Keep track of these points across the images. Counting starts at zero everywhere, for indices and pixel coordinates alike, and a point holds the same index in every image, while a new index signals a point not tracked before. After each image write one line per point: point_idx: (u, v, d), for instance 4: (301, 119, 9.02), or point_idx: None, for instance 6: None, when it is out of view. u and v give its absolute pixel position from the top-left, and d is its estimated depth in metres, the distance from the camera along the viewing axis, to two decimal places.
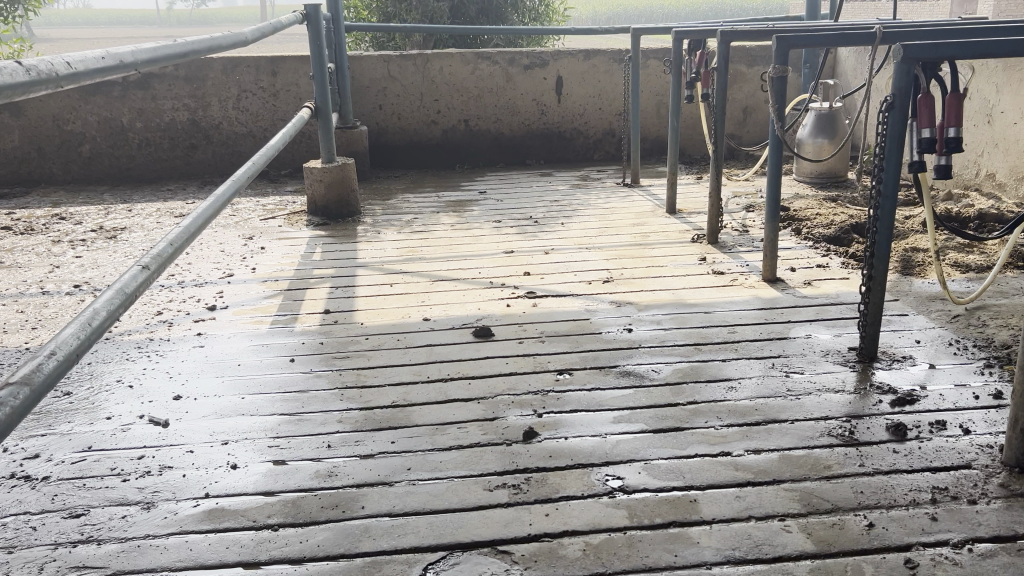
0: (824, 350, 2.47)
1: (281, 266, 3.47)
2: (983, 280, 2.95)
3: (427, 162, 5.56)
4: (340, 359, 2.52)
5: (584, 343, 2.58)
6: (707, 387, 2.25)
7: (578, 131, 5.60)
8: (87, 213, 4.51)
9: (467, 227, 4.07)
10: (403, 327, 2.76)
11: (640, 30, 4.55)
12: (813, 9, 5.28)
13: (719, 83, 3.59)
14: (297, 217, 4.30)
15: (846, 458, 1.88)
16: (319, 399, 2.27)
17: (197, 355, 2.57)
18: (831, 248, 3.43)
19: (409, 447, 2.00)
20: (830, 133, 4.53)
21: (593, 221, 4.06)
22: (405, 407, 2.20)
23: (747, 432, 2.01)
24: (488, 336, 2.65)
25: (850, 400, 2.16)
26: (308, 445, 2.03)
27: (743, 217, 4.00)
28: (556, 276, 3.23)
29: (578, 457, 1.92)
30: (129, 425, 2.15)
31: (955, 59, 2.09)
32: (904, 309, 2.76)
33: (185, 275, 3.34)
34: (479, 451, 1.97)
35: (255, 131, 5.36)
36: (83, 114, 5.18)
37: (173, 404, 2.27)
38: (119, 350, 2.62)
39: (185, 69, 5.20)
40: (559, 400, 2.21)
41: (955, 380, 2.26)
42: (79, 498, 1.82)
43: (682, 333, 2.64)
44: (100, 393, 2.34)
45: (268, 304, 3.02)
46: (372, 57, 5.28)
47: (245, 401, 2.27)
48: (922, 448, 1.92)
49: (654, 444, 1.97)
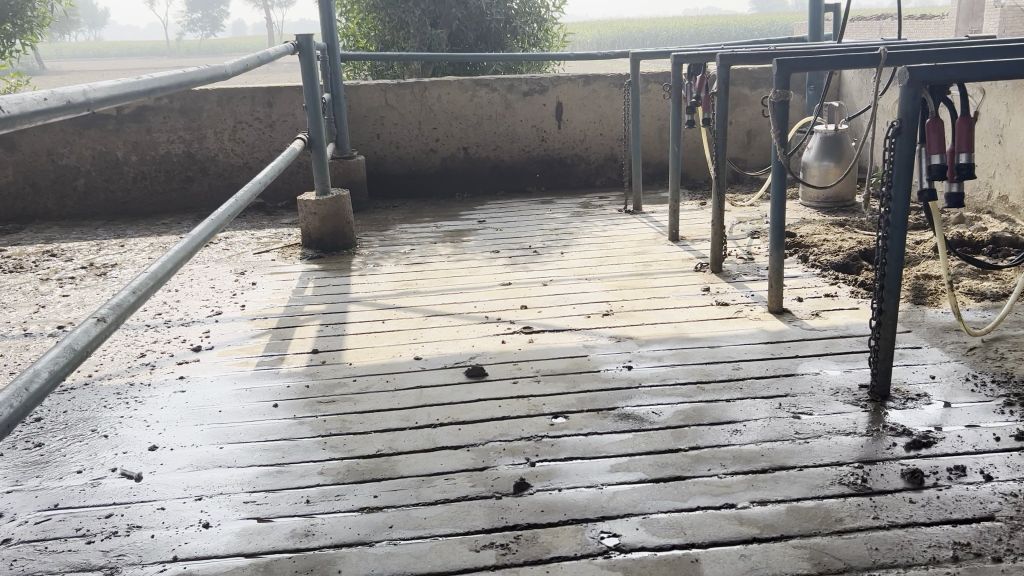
0: (834, 388, 2.35)
1: (271, 302, 3.37)
2: (1000, 308, 2.83)
3: (426, 190, 5.48)
4: (325, 404, 2.40)
5: (582, 382, 2.46)
6: (710, 430, 2.13)
7: (579, 157, 5.50)
8: (78, 249, 4.43)
9: (464, 258, 3.96)
10: (394, 367, 2.65)
11: (639, 55, 4.46)
12: (816, 31, 5.19)
13: (720, 108, 3.49)
14: (291, 250, 4.21)
15: (859, 510, 1.75)
16: (300, 449, 2.15)
17: (177, 401, 2.47)
18: (840, 276, 3.31)
19: (392, 502, 1.88)
20: (837, 156, 4.43)
21: (594, 251, 3.95)
22: (390, 457, 2.08)
23: (753, 481, 1.88)
24: (481, 375, 2.53)
25: (861, 444, 2.03)
26: (286, 501, 1.91)
27: (748, 244, 3.88)
28: (554, 310, 3.12)
29: (572, 511, 1.80)
30: (100, 480, 2.04)
31: (965, 81, 1.99)
32: (916, 341, 2.63)
33: (172, 314, 3.25)
34: (467, 505, 1.85)
35: (252, 163, 5.29)
36: (77, 148, 5.12)
37: (148, 455, 2.16)
38: (97, 396, 2.52)
39: (180, 101, 5.14)
40: (553, 447, 2.09)
41: (974, 420, 2.12)
42: (38, 563, 1.71)
43: (684, 370, 2.51)
44: (73, 444, 2.23)
45: (255, 344, 2.91)
46: (370, 86, 5.21)
47: (223, 452, 2.16)
48: (941, 497, 1.79)
49: (653, 495, 1.84)
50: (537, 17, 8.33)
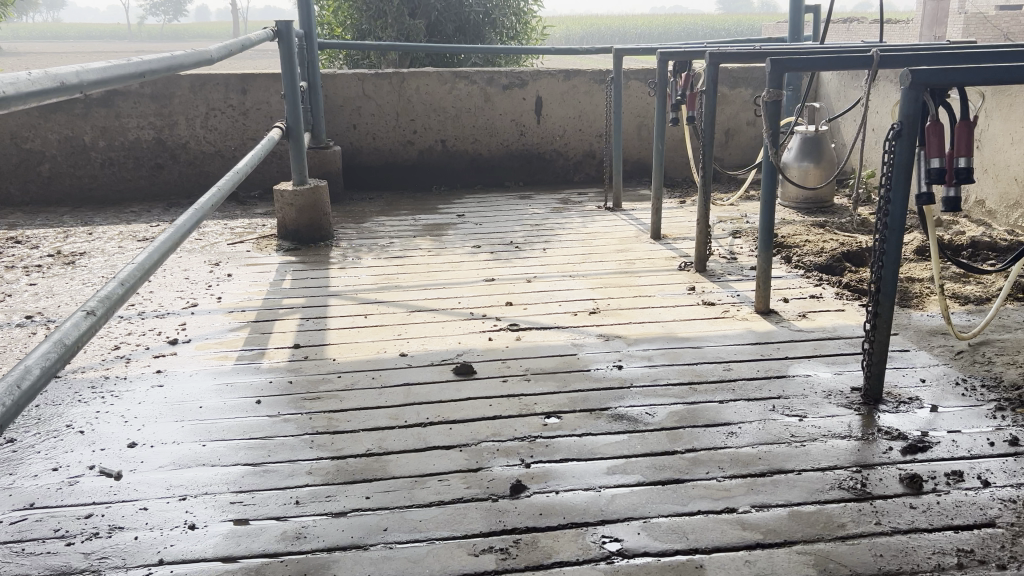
0: (826, 390, 2.34)
1: (248, 295, 3.28)
2: (984, 312, 2.85)
3: (403, 183, 5.41)
4: (311, 401, 2.34)
5: (573, 381, 2.42)
6: (706, 432, 2.11)
7: (558, 152, 5.47)
8: (44, 236, 4.29)
9: (444, 252, 3.90)
10: (379, 363, 2.59)
11: (623, 51, 4.43)
12: (796, 32, 5.21)
13: (707, 106, 3.47)
14: (267, 241, 4.12)
15: (860, 515, 1.74)
16: (286, 447, 2.09)
17: (155, 397, 2.38)
18: (824, 277, 3.32)
19: (385, 503, 1.83)
20: (816, 157, 4.45)
21: (576, 247, 3.92)
22: (381, 456, 2.03)
23: (752, 486, 1.86)
24: (469, 373, 2.48)
25: (856, 448, 2.02)
26: (274, 501, 1.85)
27: (731, 243, 3.87)
28: (540, 307, 3.08)
29: (571, 514, 1.77)
30: (78, 478, 1.96)
31: (966, 85, 1.98)
32: (904, 344, 2.64)
33: (146, 305, 3.16)
34: (462, 508, 1.80)
35: (224, 151, 5.18)
36: (43, 132, 4.97)
37: (127, 452, 2.08)
38: (70, 389, 2.43)
39: (150, 86, 5.01)
40: (548, 448, 2.05)
41: (966, 425, 2.12)
42: (14, 566, 1.63)
43: (675, 370, 2.49)
44: (48, 440, 2.14)
45: (234, 338, 2.83)
46: (347, 75, 5.13)
47: (206, 449, 2.09)
48: (941, 503, 1.78)
49: (653, 499, 1.81)
50: (515, 10, 8.29)
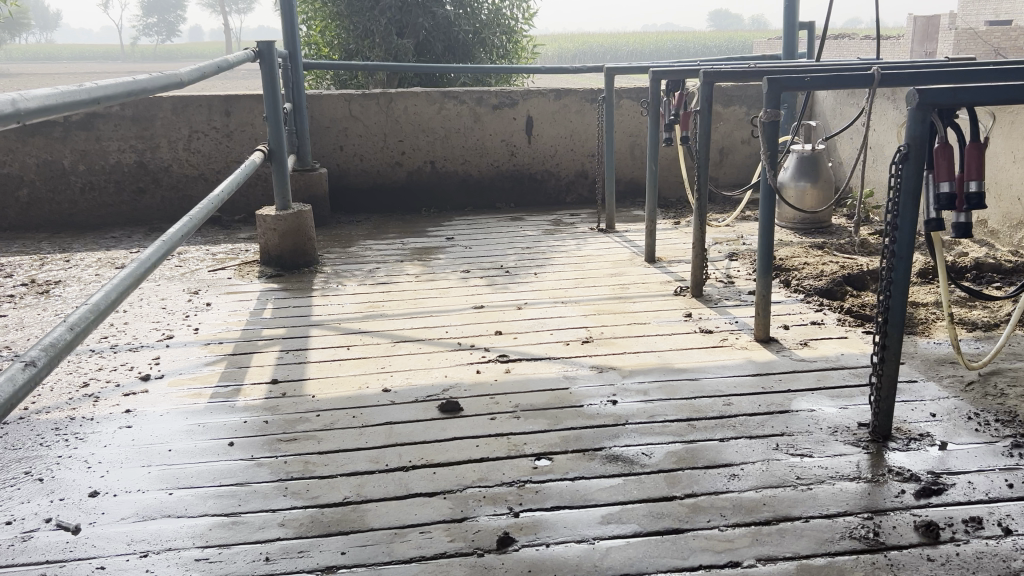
0: (832, 427, 2.21)
1: (227, 325, 3.15)
2: (993, 339, 2.74)
3: (391, 205, 5.29)
4: (286, 443, 2.20)
5: (565, 419, 2.29)
6: (706, 475, 1.98)
7: (549, 172, 5.37)
8: (20, 264, 4.16)
9: (433, 278, 3.78)
10: (361, 400, 2.46)
11: (613, 70, 4.33)
12: (790, 49, 5.12)
13: (701, 125, 3.34)
14: (249, 267, 4.00)
15: (874, 569, 1.61)
16: (259, 495, 1.95)
17: (123, 439, 2.25)
18: (825, 302, 3.21)
19: (362, 559, 1.69)
20: (813, 176, 4.34)
21: (568, 271, 3.80)
22: (359, 506, 1.89)
23: (757, 536, 1.73)
24: (455, 411, 2.35)
25: (866, 491, 1.89)
26: (242, 558, 1.71)
27: (727, 266, 3.76)
28: (531, 336, 2.96)
29: (563, 570, 1.63)
30: (31, 533, 1.82)
31: (976, 105, 1.86)
32: (911, 374, 2.52)
33: (120, 337, 3.03)
34: (445, 564, 1.67)
35: (208, 174, 5.06)
36: (21, 156, 4.84)
37: (88, 503, 1.94)
38: (32, 432, 2.29)
39: (131, 109, 4.88)
40: (538, 494, 1.91)
41: (981, 464, 2.00)
42: None
43: (672, 405, 2.36)
44: (3, 489, 2.00)
45: (209, 372, 2.70)
46: (333, 96, 5.02)
47: (172, 498, 1.95)
48: (960, 554, 1.65)
49: (651, 552, 1.68)
50: (505, 28, 8.25)
